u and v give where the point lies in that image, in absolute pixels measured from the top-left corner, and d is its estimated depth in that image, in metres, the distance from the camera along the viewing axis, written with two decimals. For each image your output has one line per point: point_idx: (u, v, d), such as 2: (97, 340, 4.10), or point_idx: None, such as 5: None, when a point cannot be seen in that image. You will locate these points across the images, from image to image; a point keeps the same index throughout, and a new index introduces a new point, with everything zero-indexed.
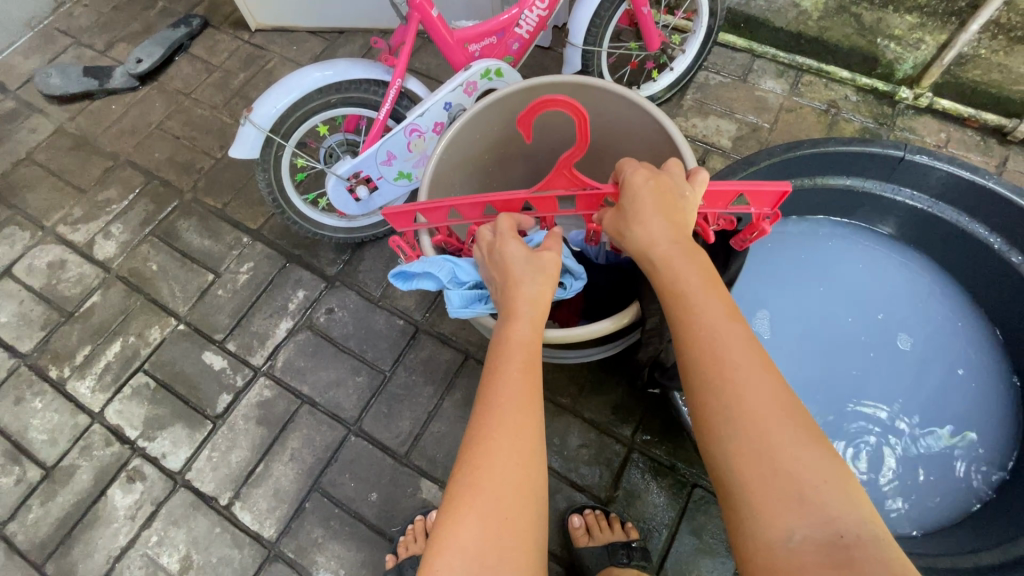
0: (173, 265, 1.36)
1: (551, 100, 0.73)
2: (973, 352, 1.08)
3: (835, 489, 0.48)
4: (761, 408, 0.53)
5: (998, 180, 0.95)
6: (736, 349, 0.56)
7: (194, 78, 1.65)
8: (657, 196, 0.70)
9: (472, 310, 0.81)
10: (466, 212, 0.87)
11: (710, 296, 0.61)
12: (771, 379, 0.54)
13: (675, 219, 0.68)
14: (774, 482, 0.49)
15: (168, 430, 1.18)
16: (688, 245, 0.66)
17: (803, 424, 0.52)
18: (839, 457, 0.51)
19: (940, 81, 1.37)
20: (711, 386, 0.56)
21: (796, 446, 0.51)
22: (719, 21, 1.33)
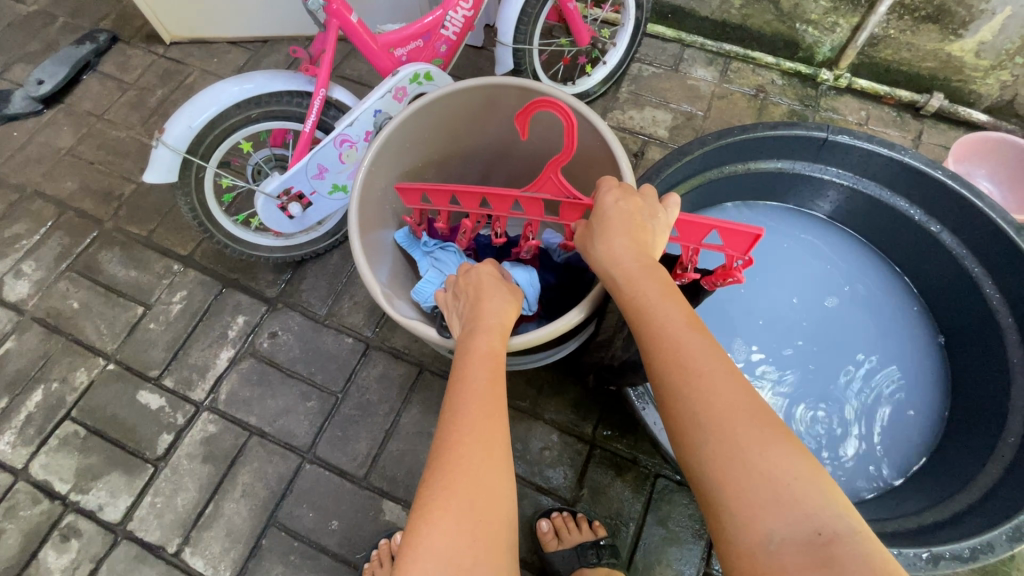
0: (97, 301, 1.26)
1: (550, 101, 0.77)
2: (901, 308, 1.14)
3: (807, 485, 0.49)
4: (729, 411, 0.53)
5: (914, 154, 0.99)
6: (700, 355, 0.57)
7: (105, 97, 1.54)
8: (626, 216, 0.68)
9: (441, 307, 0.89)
10: (464, 201, 0.87)
11: (671, 306, 0.61)
12: (738, 381, 0.55)
13: (639, 240, 0.67)
14: (751, 484, 0.50)
15: (103, 480, 1.09)
16: (651, 263, 0.65)
17: (770, 424, 0.53)
18: (806, 454, 0.52)
19: (857, 62, 1.42)
20: (678, 392, 0.56)
21: (764, 445, 0.51)
22: (646, 13, 1.35)
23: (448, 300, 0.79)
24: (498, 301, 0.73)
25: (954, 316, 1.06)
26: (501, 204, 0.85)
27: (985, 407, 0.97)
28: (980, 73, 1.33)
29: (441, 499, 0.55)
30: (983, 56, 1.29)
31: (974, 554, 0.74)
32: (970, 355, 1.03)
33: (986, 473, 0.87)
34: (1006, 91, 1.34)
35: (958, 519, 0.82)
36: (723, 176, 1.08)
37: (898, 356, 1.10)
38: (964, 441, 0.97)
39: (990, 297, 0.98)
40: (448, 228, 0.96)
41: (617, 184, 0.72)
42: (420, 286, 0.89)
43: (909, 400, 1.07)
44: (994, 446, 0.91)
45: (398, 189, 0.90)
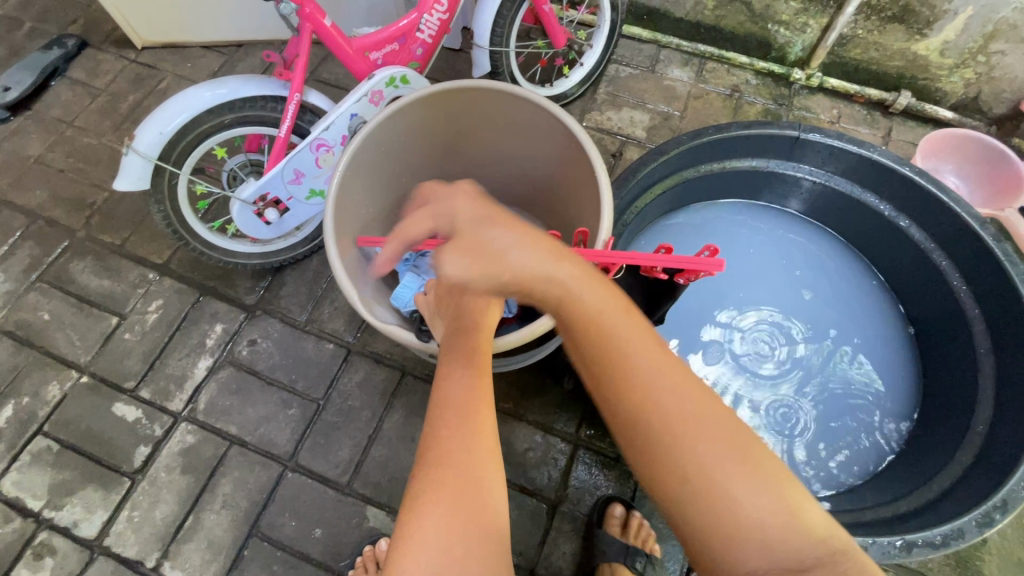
0: (69, 312, 1.23)
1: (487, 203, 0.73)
2: (873, 301, 1.17)
3: (786, 528, 0.50)
4: (714, 458, 0.51)
5: (882, 151, 1.02)
6: (673, 393, 0.53)
7: (75, 104, 1.50)
8: (537, 246, 0.63)
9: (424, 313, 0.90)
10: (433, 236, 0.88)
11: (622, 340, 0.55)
12: (718, 419, 0.53)
13: (543, 246, 0.63)
14: (734, 528, 0.50)
15: (78, 495, 1.07)
16: (587, 277, 0.59)
17: (755, 464, 0.52)
18: (788, 491, 0.52)
19: (828, 61, 1.45)
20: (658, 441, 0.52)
21: (748, 490, 0.51)
22: (622, 15, 1.36)
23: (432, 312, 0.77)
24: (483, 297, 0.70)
25: (924, 308, 1.09)
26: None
27: (955, 396, 1.00)
28: (945, 72, 1.37)
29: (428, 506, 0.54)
30: (948, 54, 1.33)
31: (946, 540, 0.76)
32: (940, 346, 1.06)
33: (957, 462, 0.90)
34: (970, 88, 1.38)
35: (930, 507, 0.85)
36: (699, 175, 1.09)
37: (872, 348, 1.12)
38: (936, 430, 1.00)
39: (958, 290, 1.01)
40: None
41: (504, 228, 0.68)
42: (398, 291, 0.90)
43: (884, 391, 1.09)
44: (964, 434, 0.93)
45: (360, 242, 0.90)
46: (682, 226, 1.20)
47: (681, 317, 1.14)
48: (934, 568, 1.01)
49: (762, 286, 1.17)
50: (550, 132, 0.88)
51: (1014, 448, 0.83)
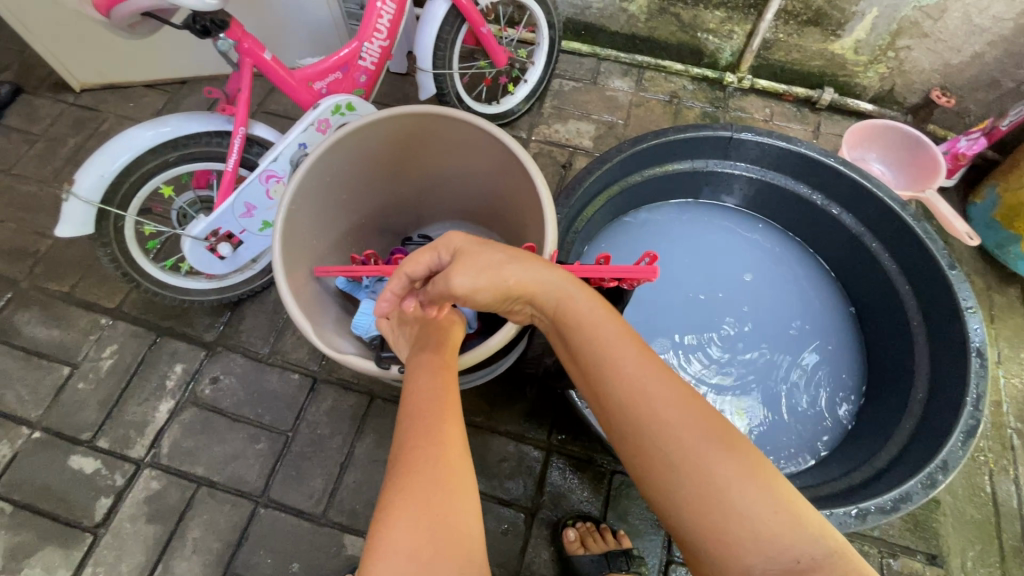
0: (17, 366, 1.19)
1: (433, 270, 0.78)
2: (817, 284, 1.23)
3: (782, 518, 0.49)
4: (700, 447, 0.52)
5: (807, 145, 1.09)
6: (663, 391, 0.55)
7: (11, 151, 1.46)
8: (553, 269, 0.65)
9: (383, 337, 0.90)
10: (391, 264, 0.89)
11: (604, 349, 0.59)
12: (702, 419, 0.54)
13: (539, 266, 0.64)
14: (727, 524, 0.49)
15: (36, 556, 1.02)
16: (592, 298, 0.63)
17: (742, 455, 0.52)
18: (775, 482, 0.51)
19: (756, 64, 1.54)
20: (643, 425, 0.55)
21: (740, 481, 0.50)
22: (559, 32, 1.42)
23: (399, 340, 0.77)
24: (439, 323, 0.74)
25: (860, 289, 1.17)
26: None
27: (898, 368, 1.06)
28: (861, 68, 1.46)
29: (397, 508, 0.53)
30: (861, 52, 1.43)
31: (896, 504, 0.81)
32: (879, 323, 1.13)
33: (901, 431, 0.96)
34: (885, 81, 1.48)
35: (881, 476, 0.89)
36: (642, 180, 1.15)
37: (820, 329, 1.18)
38: (882, 403, 1.06)
39: (888, 269, 1.08)
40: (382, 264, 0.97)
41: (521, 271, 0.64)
42: (357, 319, 0.89)
43: (832, 369, 1.15)
44: (906, 404, 0.99)
45: (317, 274, 0.92)
46: (632, 230, 1.25)
47: (638, 314, 1.18)
48: (895, 534, 1.06)
49: (713, 280, 1.22)
50: (491, 149, 0.92)
51: (949, 411, 0.89)
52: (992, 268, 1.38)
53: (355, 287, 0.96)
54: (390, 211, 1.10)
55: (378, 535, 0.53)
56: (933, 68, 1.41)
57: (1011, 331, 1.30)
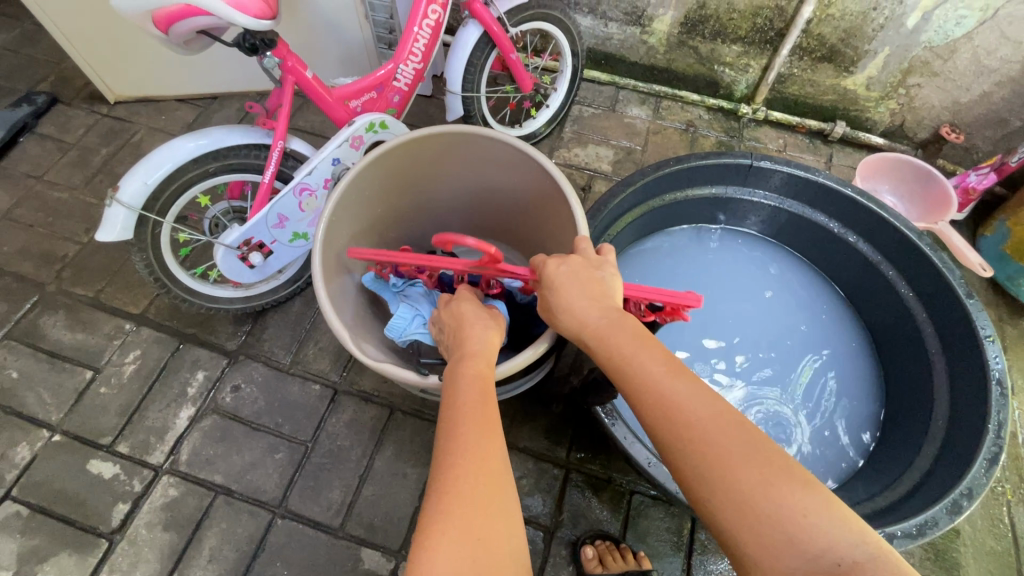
0: (40, 368, 1.19)
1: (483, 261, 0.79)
2: (833, 311, 1.25)
3: (820, 519, 0.52)
4: (732, 454, 0.56)
5: (825, 174, 1.13)
6: (693, 403, 0.60)
7: (44, 159, 1.50)
8: (577, 276, 0.71)
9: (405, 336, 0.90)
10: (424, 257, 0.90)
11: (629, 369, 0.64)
12: (733, 426, 0.58)
13: (597, 296, 0.70)
14: (768, 529, 0.52)
15: (51, 562, 1.01)
16: (617, 314, 0.68)
17: (773, 461, 0.56)
18: (811, 485, 0.54)
19: (770, 97, 1.60)
20: (676, 440, 0.59)
21: (773, 485, 0.54)
22: (582, 61, 1.47)
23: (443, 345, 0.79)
24: (484, 325, 0.75)
25: (876, 316, 1.19)
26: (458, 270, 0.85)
27: (916, 394, 1.07)
28: (872, 103, 1.51)
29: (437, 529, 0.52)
30: (873, 88, 1.48)
31: (921, 529, 0.81)
32: (897, 351, 1.14)
33: (922, 457, 0.97)
34: (896, 117, 1.53)
35: (905, 501, 0.90)
36: (665, 203, 1.18)
37: (835, 354, 1.20)
38: (900, 430, 1.07)
39: (905, 297, 1.11)
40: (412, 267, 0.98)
41: (559, 266, 0.73)
42: (392, 322, 0.90)
43: (849, 394, 1.16)
44: (926, 432, 1.00)
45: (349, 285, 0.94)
46: (653, 251, 1.28)
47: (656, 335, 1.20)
48: (916, 563, 1.05)
49: (731, 303, 1.24)
50: (523, 168, 0.95)
51: (971, 437, 0.90)
52: (1003, 300, 1.41)
53: (382, 285, 0.97)
54: (420, 227, 1.13)
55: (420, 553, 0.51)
56: (943, 105, 1.45)
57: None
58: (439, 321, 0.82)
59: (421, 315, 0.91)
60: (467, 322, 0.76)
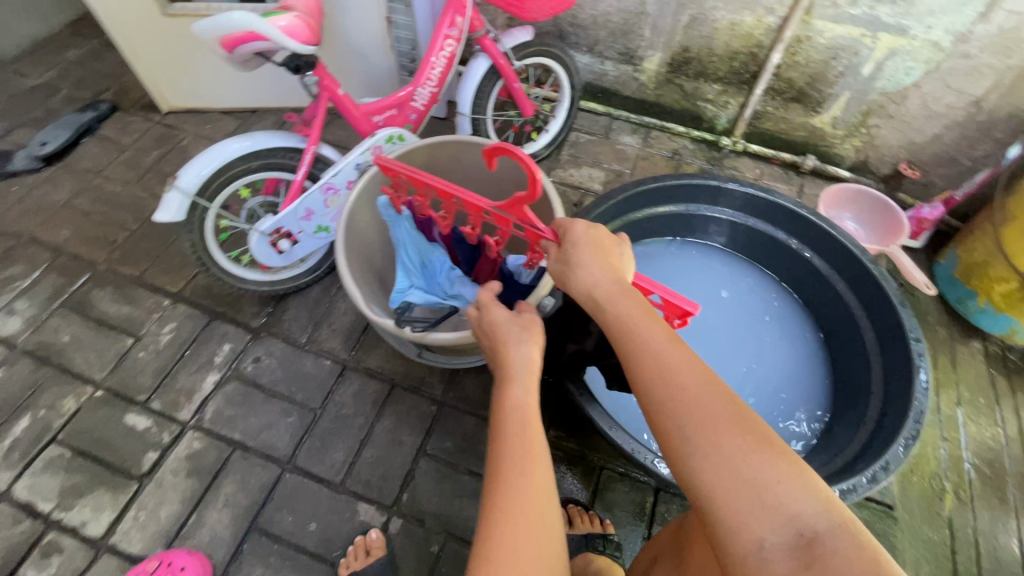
0: (88, 334, 1.36)
1: (513, 201, 0.94)
2: (792, 320, 1.39)
3: (788, 488, 0.55)
4: (712, 420, 0.60)
5: (783, 196, 1.29)
6: (681, 370, 0.65)
7: (103, 157, 1.71)
8: (593, 241, 0.85)
9: (401, 299, 1.10)
10: (443, 197, 1.03)
11: (628, 337, 0.71)
12: (717, 395, 0.62)
13: (612, 265, 0.81)
14: (738, 492, 0.55)
15: (87, 497, 1.15)
16: (627, 285, 0.78)
17: (749, 431, 0.59)
18: (784, 458, 0.57)
19: (748, 131, 1.78)
20: (662, 400, 0.64)
21: (746, 452, 0.57)
22: (579, 93, 1.67)
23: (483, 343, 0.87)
24: (526, 341, 0.79)
25: (828, 325, 1.33)
26: (473, 208, 1.00)
27: (857, 391, 1.20)
28: (839, 140, 1.69)
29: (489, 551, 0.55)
30: (838, 127, 1.66)
31: (841, 493, 0.93)
32: (844, 355, 1.28)
33: (855, 442, 1.09)
34: (860, 153, 1.70)
35: (834, 474, 1.02)
36: (643, 216, 1.35)
37: (790, 357, 1.34)
38: (842, 421, 1.19)
39: (851, 306, 1.25)
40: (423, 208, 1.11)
41: (585, 232, 0.86)
42: (393, 290, 1.12)
43: (801, 392, 1.29)
44: (861, 421, 1.12)
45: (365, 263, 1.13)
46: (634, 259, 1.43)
47: None
48: None
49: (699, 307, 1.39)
50: None
51: (896, 422, 1.02)
52: (955, 320, 1.54)
53: (393, 217, 1.12)
54: None
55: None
56: (900, 144, 1.62)
57: (971, 378, 1.44)
58: (479, 337, 0.87)
59: (414, 283, 1.13)
60: (507, 338, 0.80)
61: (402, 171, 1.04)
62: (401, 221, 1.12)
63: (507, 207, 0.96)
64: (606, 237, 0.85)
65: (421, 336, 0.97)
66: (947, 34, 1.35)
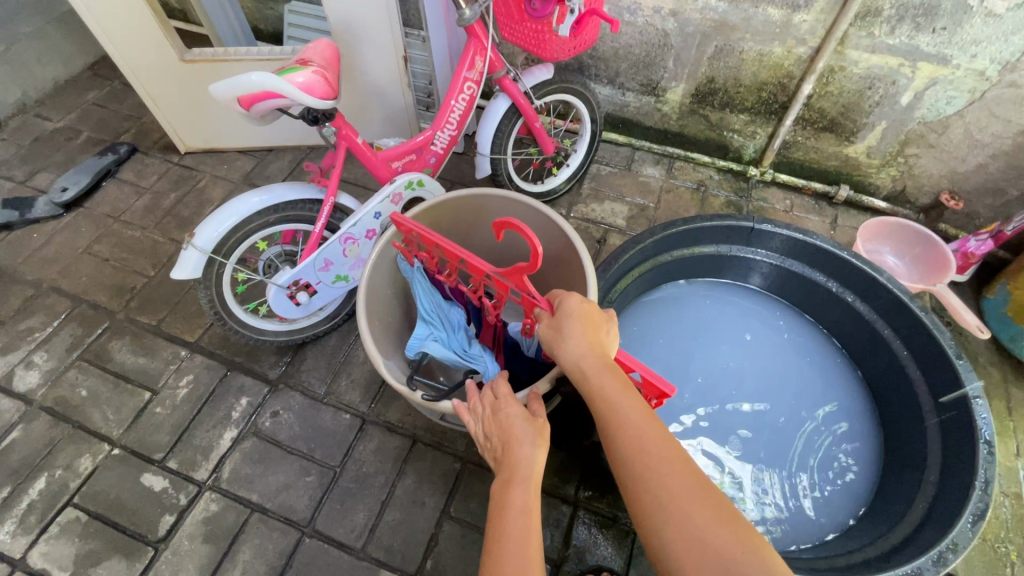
0: (105, 387, 1.34)
1: (516, 270, 0.88)
2: (834, 366, 1.32)
3: (752, 559, 0.59)
4: (684, 497, 0.64)
5: (822, 238, 1.22)
6: (657, 446, 0.68)
7: (122, 201, 1.70)
8: (585, 315, 0.81)
9: (416, 347, 1.04)
10: (450, 255, 0.99)
11: (607, 412, 0.72)
12: (687, 469, 0.66)
13: (596, 338, 0.79)
14: (707, 566, 0.60)
15: (103, 565, 1.11)
16: (610, 360, 0.77)
17: (717, 505, 0.63)
18: (747, 528, 0.62)
19: (776, 160, 1.71)
20: (638, 477, 0.67)
21: (715, 526, 0.62)
22: (600, 126, 1.62)
23: (483, 438, 0.81)
24: (530, 442, 0.74)
25: (874, 371, 1.25)
26: (476, 271, 0.95)
27: (913, 449, 1.12)
28: (874, 169, 1.61)
29: None
30: (873, 156, 1.58)
31: None
32: (894, 407, 1.20)
33: (914, 510, 1.01)
34: (897, 182, 1.62)
35: (893, 552, 0.94)
36: (672, 259, 1.29)
37: (835, 407, 1.26)
38: (896, 483, 1.11)
39: (899, 355, 1.17)
40: (434, 262, 1.07)
41: (577, 302, 0.83)
42: (410, 337, 1.05)
43: (849, 448, 1.21)
44: (918, 485, 1.05)
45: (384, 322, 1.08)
46: (659, 302, 1.38)
47: None
48: None
49: (735, 353, 1.32)
50: (546, 230, 1.08)
51: (958, 495, 0.94)
52: (1008, 361, 1.44)
53: (407, 268, 1.09)
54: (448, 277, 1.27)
55: None
56: (941, 174, 1.54)
57: None
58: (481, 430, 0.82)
59: (435, 333, 1.06)
60: (515, 439, 0.75)
61: (415, 228, 1.00)
62: (416, 273, 1.09)
63: (508, 274, 0.91)
64: (590, 306, 0.83)
65: (432, 404, 0.92)
66: (992, 62, 1.28)
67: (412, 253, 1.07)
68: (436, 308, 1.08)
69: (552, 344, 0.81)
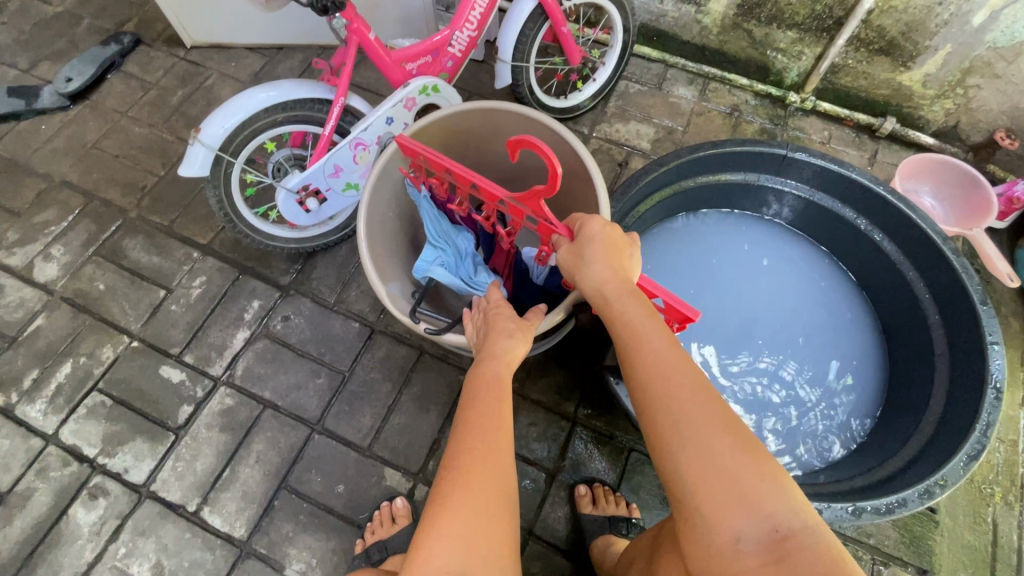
0: (122, 283, 1.37)
1: (533, 194, 0.83)
2: (850, 306, 1.28)
3: (769, 487, 0.57)
4: (703, 422, 0.61)
5: (858, 171, 1.14)
6: (677, 370, 0.66)
7: (128, 96, 1.65)
8: (608, 242, 0.79)
9: (424, 271, 1.04)
10: (460, 181, 0.95)
11: (628, 336, 0.70)
12: (710, 396, 0.63)
13: (619, 264, 0.77)
14: (719, 487, 0.58)
15: (128, 445, 1.20)
16: (632, 286, 0.75)
17: (739, 434, 0.61)
18: (769, 460, 0.60)
19: (820, 86, 1.58)
20: (657, 399, 0.65)
21: (732, 451, 0.59)
22: (633, 37, 1.49)
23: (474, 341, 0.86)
24: (509, 335, 0.80)
25: (891, 314, 1.22)
26: (490, 197, 0.91)
27: (917, 392, 1.11)
28: (927, 101, 1.48)
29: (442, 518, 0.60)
30: (929, 85, 1.45)
31: (890, 508, 0.88)
32: (906, 352, 1.18)
33: (910, 447, 1.02)
34: (950, 117, 1.49)
35: (880, 484, 0.96)
36: (695, 186, 1.23)
37: (844, 347, 1.24)
38: (893, 423, 1.12)
39: (921, 298, 1.13)
40: (443, 188, 1.04)
41: (602, 228, 0.80)
42: (417, 261, 1.04)
43: (852, 391, 1.20)
44: (918, 424, 1.05)
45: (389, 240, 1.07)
46: (676, 232, 1.33)
47: None
48: (889, 544, 1.14)
49: (748, 287, 1.29)
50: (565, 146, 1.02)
51: (957, 436, 0.94)
52: None
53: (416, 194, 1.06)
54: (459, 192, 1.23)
55: (423, 542, 0.59)
56: (1002, 109, 1.42)
57: None
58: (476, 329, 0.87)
59: (441, 258, 1.04)
60: (497, 331, 0.81)
61: (423, 153, 0.95)
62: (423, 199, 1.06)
63: (523, 198, 0.86)
64: (616, 232, 0.81)
65: (435, 337, 0.91)
66: None
67: (419, 179, 1.04)
68: (444, 234, 1.06)
69: (575, 270, 0.80)
